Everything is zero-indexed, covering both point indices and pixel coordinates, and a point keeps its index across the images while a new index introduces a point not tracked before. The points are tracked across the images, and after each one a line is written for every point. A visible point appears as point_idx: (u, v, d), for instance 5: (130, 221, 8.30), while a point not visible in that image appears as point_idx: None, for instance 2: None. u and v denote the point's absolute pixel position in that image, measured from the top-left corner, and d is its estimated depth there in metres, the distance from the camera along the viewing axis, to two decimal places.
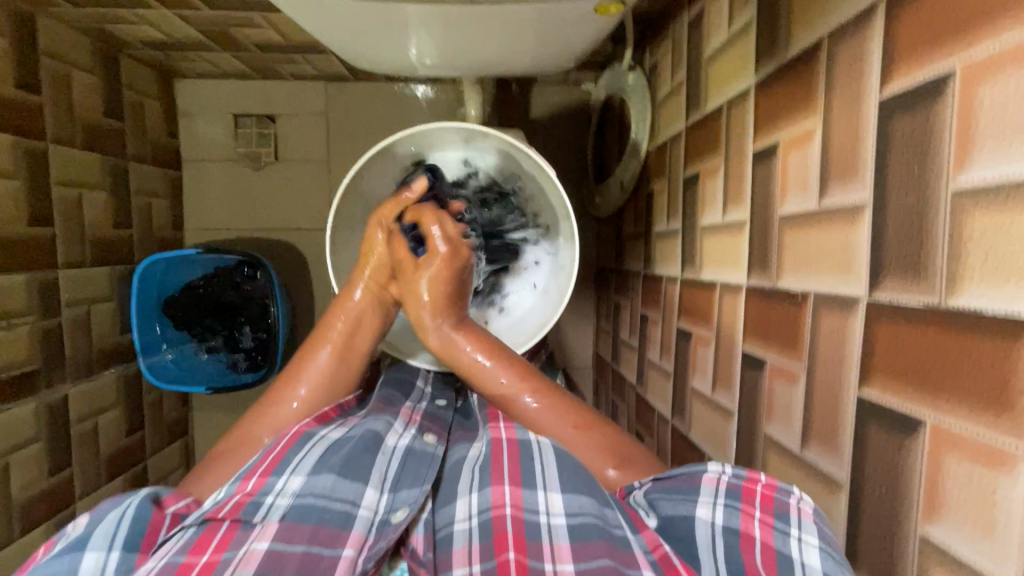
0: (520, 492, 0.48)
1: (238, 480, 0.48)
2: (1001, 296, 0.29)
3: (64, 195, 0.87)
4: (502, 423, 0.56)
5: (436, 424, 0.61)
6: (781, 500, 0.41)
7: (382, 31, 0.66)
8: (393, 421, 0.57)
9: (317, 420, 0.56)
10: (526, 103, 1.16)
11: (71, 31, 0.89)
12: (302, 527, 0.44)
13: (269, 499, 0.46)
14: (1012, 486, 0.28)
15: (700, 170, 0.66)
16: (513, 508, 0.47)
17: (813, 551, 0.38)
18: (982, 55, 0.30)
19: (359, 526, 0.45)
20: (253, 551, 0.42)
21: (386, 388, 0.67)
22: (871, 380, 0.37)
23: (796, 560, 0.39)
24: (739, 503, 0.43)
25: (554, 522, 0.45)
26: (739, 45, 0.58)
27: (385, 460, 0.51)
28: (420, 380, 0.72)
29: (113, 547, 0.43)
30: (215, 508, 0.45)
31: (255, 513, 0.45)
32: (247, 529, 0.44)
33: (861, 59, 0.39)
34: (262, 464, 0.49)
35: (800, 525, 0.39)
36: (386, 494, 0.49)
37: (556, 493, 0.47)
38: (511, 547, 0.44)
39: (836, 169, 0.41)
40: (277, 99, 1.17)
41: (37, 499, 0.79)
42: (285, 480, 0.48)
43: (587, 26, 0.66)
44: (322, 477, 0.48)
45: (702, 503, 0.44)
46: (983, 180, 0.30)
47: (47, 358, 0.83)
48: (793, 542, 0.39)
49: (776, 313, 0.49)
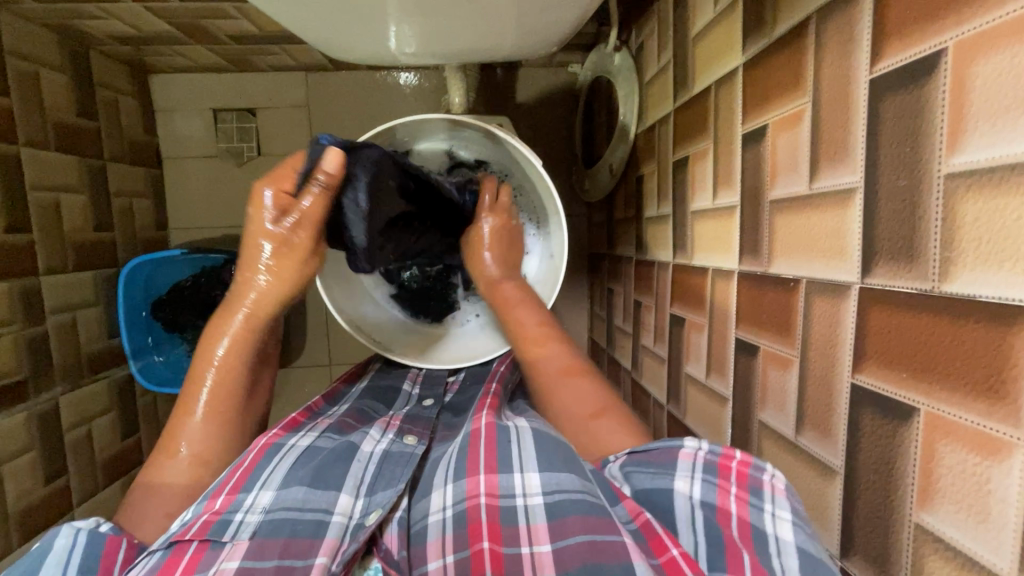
0: (494, 479, 0.48)
1: (206, 498, 0.46)
2: (995, 282, 0.28)
3: (40, 199, 0.85)
4: (484, 411, 0.55)
5: (418, 425, 0.60)
6: (755, 476, 0.41)
7: (357, 21, 0.64)
8: (369, 429, 0.57)
9: (285, 428, 0.55)
10: (512, 87, 1.14)
11: (36, 28, 0.86)
12: (273, 542, 0.43)
13: (239, 516, 0.45)
14: (1008, 474, 0.28)
15: (689, 154, 0.65)
16: (488, 496, 0.47)
17: (788, 526, 0.38)
18: (975, 32, 0.29)
19: (333, 533, 0.45)
20: (224, 570, 0.41)
21: (364, 398, 0.67)
22: (866, 367, 0.37)
23: (771, 534, 0.38)
24: (716, 478, 0.42)
25: (530, 503, 0.46)
26: (726, 22, 0.56)
27: (360, 467, 0.52)
28: (406, 383, 0.72)
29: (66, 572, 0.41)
30: (182, 530, 0.43)
31: (225, 532, 0.44)
32: (217, 548, 0.43)
33: (851, 37, 0.37)
34: (230, 479, 0.48)
35: (772, 501, 0.39)
36: (361, 498, 0.49)
37: (534, 473, 0.47)
38: (485, 537, 0.44)
39: (826, 151, 0.40)
40: (256, 93, 1.14)
41: (33, 508, 0.78)
42: (254, 496, 0.47)
43: (570, 8, 0.63)
44: (293, 491, 0.48)
45: (679, 477, 0.43)
46: (977, 163, 0.29)
47: (35, 367, 0.82)
48: (768, 517, 0.39)
49: (768, 298, 0.48)
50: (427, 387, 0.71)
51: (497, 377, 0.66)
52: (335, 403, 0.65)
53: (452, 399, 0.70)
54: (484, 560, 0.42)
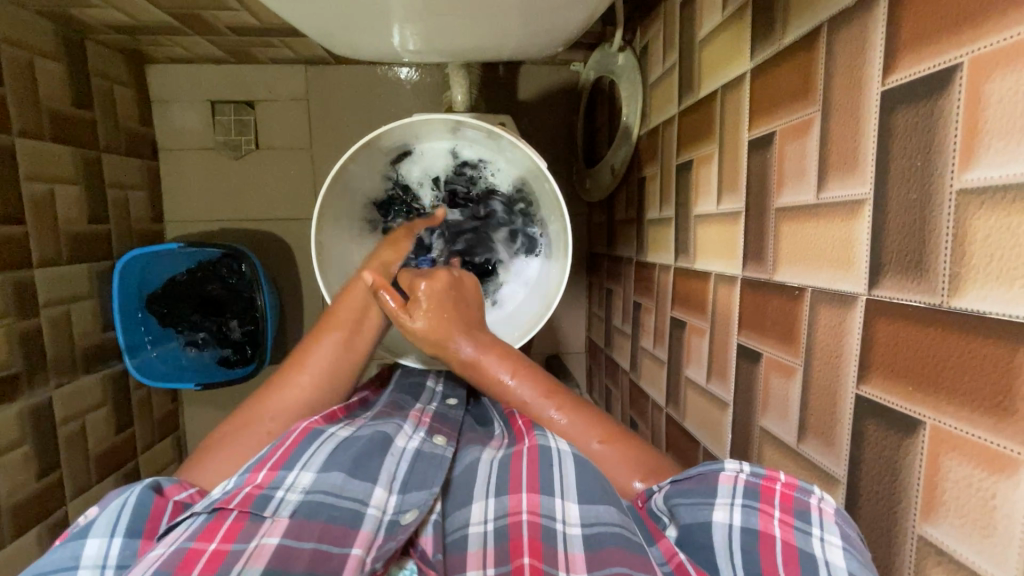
0: (536, 498, 0.49)
1: (247, 471, 0.48)
2: (1004, 300, 0.28)
3: (33, 191, 0.84)
4: (523, 432, 0.55)
5: (446, 426, 0.60)
6: (801, 499, 0.40)
7: (362, 18, 0.63)
8: (403, 423, 0.57)
9: (325, 418, 0.56)
10: (515, 84, 1.13)
11: (31, 16, 0.84)
12: (311, 525, 0.45)
13: (280, 493, 0.47)
14: (1014, 490, 0.28)
15: (694, 157, 0.65)
16: (529, 513, 0.48)
17: (837, 550, 0.37)
18: (991, 48, 0.28)
19: (367, 526, 0.46)
20: (264, 545, 0.43)
21: (394, 394, 0.68)
22: (871, 378, 0.37)
23: (819, 558, 0.37)
24: (757, 502, 0.42)
25: (569, 531, 0.46)
26: (735, 26, 0.55)
27: (393, 461, 0.52)
28: (429, 381, 0.73)
29: (115, 534, 0.44)
30: (225, 498, 0.46)
31: (265, 507, 0.46)
32: (257, 521, 0.45)
33: (863, 48, 0.37)
34: (272, 456, 0.49)
35: (822, 525, 0.38)
36: (395, 494, 0.49)
37: (574, 502, 0.47)
38: (525, 552, 0.45)
39: (836, 161, 0.40)
40: (255, 85, 1.12)
41: (25, 503, 0.77)
42: (295, 475, 0.48)
43: (577, 9, 0.63)
44: (332, 476, 0.49)
45: (719, 506, 0.43)
46: (990, 180, 0.29)
47: (28, 361, 0.81)
48: (815, 541, 0.38)
49: (772, 305, 0.48)
50: (450, 388, 0.71)
51: None
52: (365, 406, 0.65)
53: (473, 406, 0.71)
54: None
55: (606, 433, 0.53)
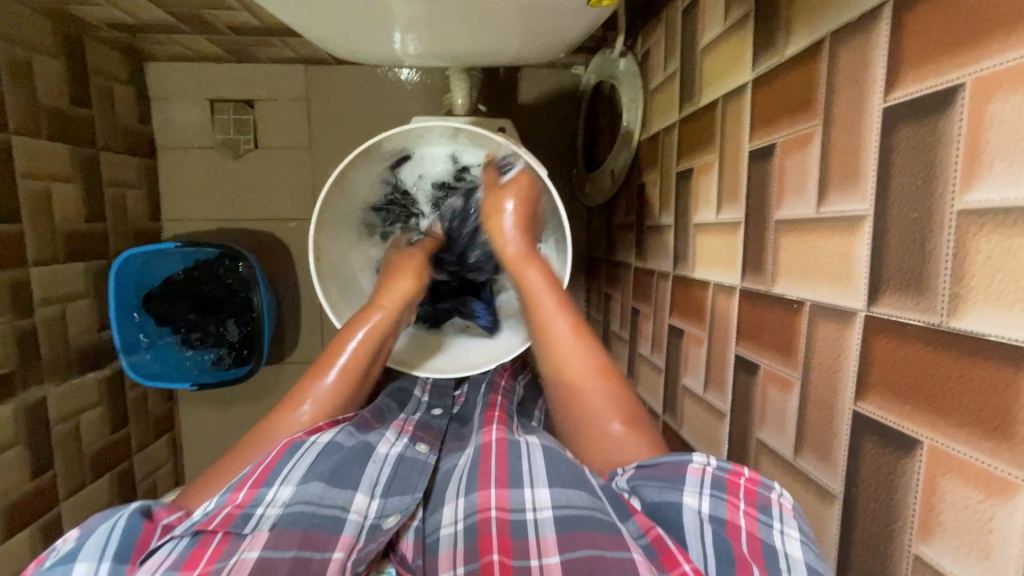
0: (505, 493, 0.50)
1: (229, 490, 0.47)
2: (1005, 322, 0.28)
3: (30, 188, 0.83)
4: (493, 426, 0.58)
5: (429, 432, 0.61)
6: (763, 494, 0.41)
7: (364, 24, 0.63)
8: (385, 430, 0.58)
9: (309, 430, 0.55)
10: (516, 87, 1.13)
11: (30, 13, 0.83)
12: (292, 534, 0.45)
13: (260, 509, 0.47)
14: (1012, 513, 0.28)
15: (694, 165, 0.65)
16: (499, 509, 0.49)
17: (795, 544, 0.38)
18: (995, 69, 0.28)
19: (349, 530, 0.47)
20: (244, 560, 0.42)
21: (382, 397, 0.67)
22: (869, 396, 0.37)
23: (780, 551, 0.38)
24: (724, 494, 0.42)
25: (540, 516, 0.47)
26: (736, 37, 0.55)
27: (375, 468, 0.53)
28: (418, 389, 0.72)
29: (103, 558, 0.43)
30: (206, 520, 0.45)
31: (246, 524, 0.45)
32: (238, 539, 0.44)
33: (865, 64, 0.37)
34: (253, 473, 0.49)
35: (782, 520, 0.39)
36: (376, 499, 0.51)
37: (545, 488, 0.49)
38: (494, 549, 0.45)
39: (837, 175, 0.40)
40: (254, 84, 1.12)
41: (18, 503, 0.77)
42: (275, 490, 0.48)
43: (580, 16, 0.63)
44: (312, 485, 0.49)
45: (688, 492, 0.43)
46: (992, 201, 0.29)
47: (22, 360, 0.80)
48: (776, 534, 0.39)
49: (771, 318, 0.48)
50: (437, 398, 0.70)
51: (501, 392, 0.69)
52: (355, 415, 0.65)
53: (459, 409, 0.70)
54: (493, 571, 0.44)
55: (602, 369, 0.56)
